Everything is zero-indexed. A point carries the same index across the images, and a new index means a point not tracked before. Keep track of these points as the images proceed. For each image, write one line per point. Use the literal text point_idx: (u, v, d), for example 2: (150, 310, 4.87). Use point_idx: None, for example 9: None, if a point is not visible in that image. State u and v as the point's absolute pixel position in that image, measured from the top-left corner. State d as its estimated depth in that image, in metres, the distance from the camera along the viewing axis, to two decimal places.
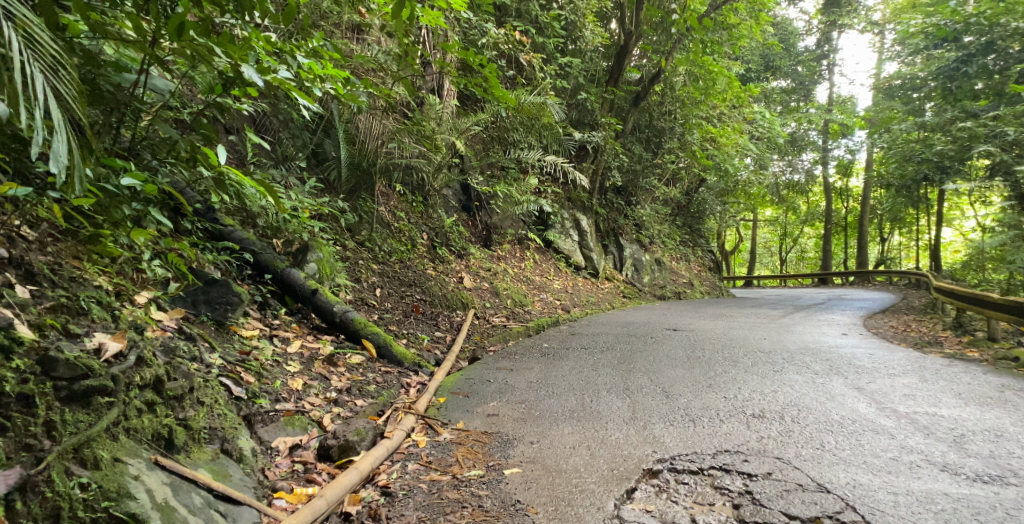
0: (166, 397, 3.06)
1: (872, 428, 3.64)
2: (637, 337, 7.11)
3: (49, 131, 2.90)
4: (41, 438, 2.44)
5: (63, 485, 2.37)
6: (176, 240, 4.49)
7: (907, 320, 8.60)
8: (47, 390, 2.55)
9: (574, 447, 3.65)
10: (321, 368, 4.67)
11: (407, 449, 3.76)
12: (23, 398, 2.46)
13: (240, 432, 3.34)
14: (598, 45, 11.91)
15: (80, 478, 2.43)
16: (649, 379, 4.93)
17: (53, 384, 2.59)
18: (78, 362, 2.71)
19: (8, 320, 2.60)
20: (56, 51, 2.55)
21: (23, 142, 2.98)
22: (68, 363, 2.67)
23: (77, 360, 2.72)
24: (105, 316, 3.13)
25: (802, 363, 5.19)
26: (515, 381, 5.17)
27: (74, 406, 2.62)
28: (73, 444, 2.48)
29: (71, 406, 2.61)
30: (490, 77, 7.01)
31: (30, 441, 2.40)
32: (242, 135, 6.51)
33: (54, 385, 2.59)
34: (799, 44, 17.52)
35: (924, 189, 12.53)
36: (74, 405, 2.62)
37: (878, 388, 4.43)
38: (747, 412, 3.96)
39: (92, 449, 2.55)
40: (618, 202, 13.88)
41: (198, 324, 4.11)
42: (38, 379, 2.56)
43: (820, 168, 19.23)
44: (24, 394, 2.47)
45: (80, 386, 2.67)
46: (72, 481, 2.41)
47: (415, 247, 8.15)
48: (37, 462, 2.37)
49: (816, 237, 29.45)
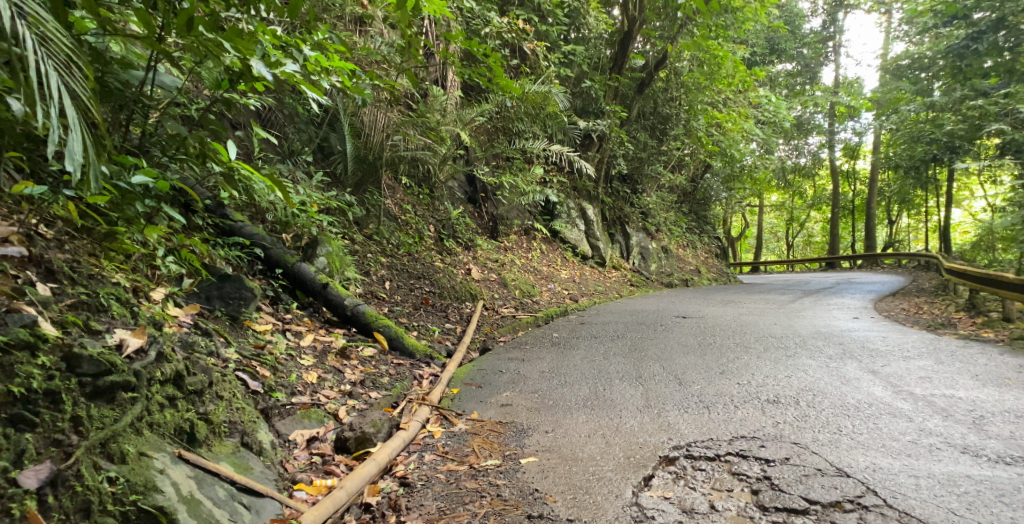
0: (186, 392, 3.08)
1: (889, 412, 3.63)
2: (647, 325, 7.11)
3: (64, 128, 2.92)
4: (69, 433, 2.46)
5: (92, 479, 2.40)
6: (188, 236, 4.51)
7: (918, 302, 8.57)
8: (73, 386, 2.57)
9: (589, 435, 3.66)
10: (334, 361, 4.69)
11: (422, 440, 3.79)
12: (50, 394, 2.48)
13: (259, 425, 3.36)
14: (601, 32, 11.84)
15: (108, 472, 2.46)
16: (661, 367, 4.93)
17: (78, 380, 2.60)
18: (101, 358, 2.72)
19: (33, 316, 2.62)
20: (70, 47, 2.55)
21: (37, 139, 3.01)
22: (92, 359, 2.68)
23: (101, 356, 2.73)
24: (124, 313, 3.16)
25: (815, 348, 5.19)
26: (527, 371, 5.18)
27: (99, 402, 2.64)
28: (100, 439, 2.51)
29: (96, 401, 2.63)
30: (494, 67, 7.01)
31: (58, 436, 2.43)
32: (249, 130, 6.52)
33: (79, 381, 2.61)
34: (804, 26, 17.37)
35: (933, 170, 12.45)
36: (99, 401, 2.64)
37: (894, 371, 4.42)
38: (762, 398, 3.96)
39: (119, 444, 2.57)
40: (624, 190, 13.83)
41: (213, 319, 4.14)
42: (64, 375, 2.57)
43: (828, 151, 19.13)
44: (51, 390, 2.49)
45: (105, 382, 2.68)
46: (100, 475, 2.44)
47: (422, 239, 8.15)
48: (66, 456, 2.40)
49: (823, 222, 29.38)
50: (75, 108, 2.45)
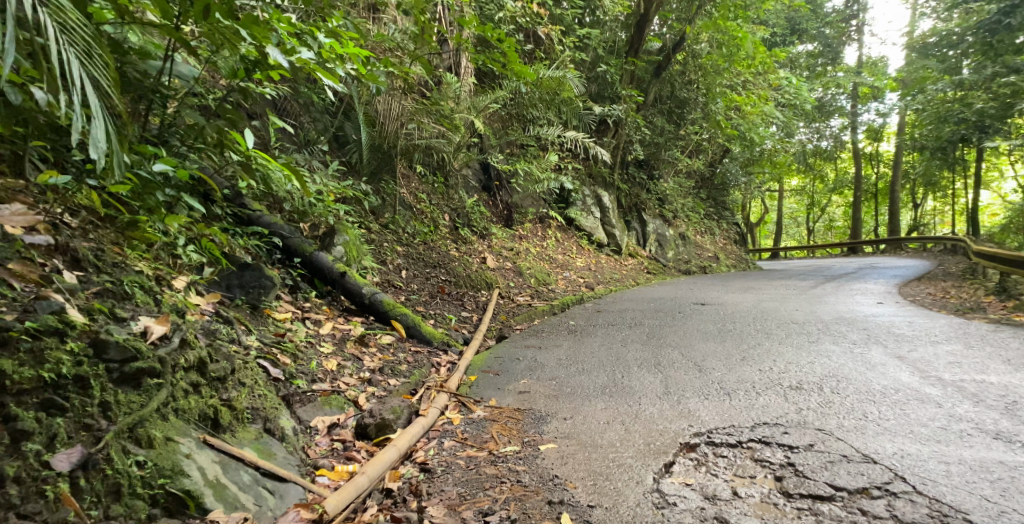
0: (210, 378, 3.10)
1: (916, 397, 3.58)
2: (665, 312, 7.07)
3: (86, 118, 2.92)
4: (98, 418, 2.49)
5: (121, 463, 2.44)
6: (208, 225, 4.54)
7: (945, 286, 8.43)
8: (100, 372, 2.59)
9: (608, 422, 3.64)
10: (353, 349, 4.71)
11: (441, 427, 3.80)
12: (79, 380, 2.51)
13: (281, 412, 3.39)
14: (618, 14, 11.72)
15: (136, 457, 2.50)
16: (680, 354, 4.90)
17: (105, 366, 2.63)
18: (127, 344, 2.75)
19: (60, 303, 2.66)
20: (90, 37, 2.54)
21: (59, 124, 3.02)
22: (118, 345, 2.71)
23: (126, 342, 2.76)
24: (148, 301, 3.18)
25: (839, 334, 5.12)
26: (544, 359, 5.17)
27: (126, 388, 2.67)
28: (128, 424, 2.55)
29: (123, 387, 2.65)
30: (509, 52, 6.96)
31: (88, 421, 2.45)
32: (265, 120, 6.54)
33: (106, 366, 2.63)
34: (826, 5, 17.08)
35: (960, 151, 12.21)
36: (126, 387, 2.67)
37: (921, 356, 4.34)
38: (784, 384, 3.92)
39: (146, 429, 2.61)
40: (640, 176, 13.74)
41: (234, 308, 4.18)
42: (92, 361, 2.60)
43: (850, 133, 18.82)
44: (81, 376, 2.52)
45: (131, 368, 2.71)
46: (129, 459, 2.48)
47: (437, 228, 8.16)
48: (96, 441, 2.43)
49: (844, 206, 28.99)
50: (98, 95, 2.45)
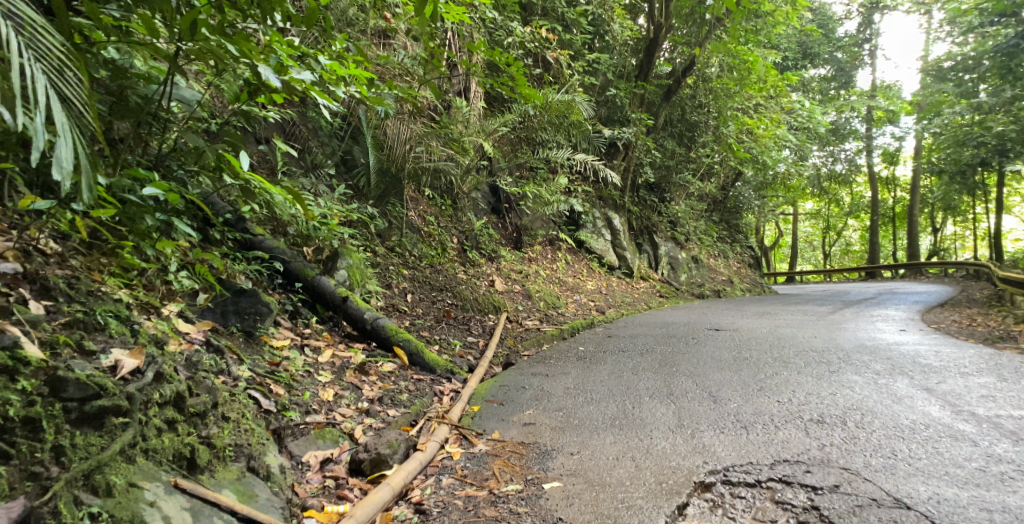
0: (187, 414, 2.94)
1: (949, 435, 3.33)
2: (677, 338, 6.84)
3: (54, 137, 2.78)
4: (49, 466, 2.32)
5: (70, 516, 2.24)
6: (204, 250, 4.43)
7: (971, 313, 8.14)
8: (56, 413, 2.43)
9: (617, 458, 3.42)
10: (352, 377, 4.53)
11: (440, 462, 3.60)
12: (29, 423, 2.34)
13: (268, 448, 3.21)
14: (627, 39, 11.72)
15: (90, 507, 2.30)
16: (694, 383, 4.67)
17: (62, 406, 2.46)
18: (89, 381, 2.58)
19: (15, 338, 2.49)
20: (64, 53, 2.42)
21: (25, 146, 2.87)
22: (78, 382, 2.53)
23: (89, 379, 2.59)
24: (124, 331, 3.03)
25: (861, 363, 4.86)
26: (551, 387, 4.96)
27: (86, 428, 2.50)
28: (83, 471, 2.36)
29: (82, 429, 2.48)
30: (516, 76, 6.89)
31: (36, 468, 2.29)
32: (271, 144, 6.47)
33: (64, 407, 2.46)
34: (838, 30, 17.08)
35: (980, 175, 11.99)
36: (86, 428, 2.49)
37: (951, 389, 4.09)
38: (805, 417, 3.69)
39: (104, 475, 2.42)
40: (651, 199, 13.60)
41: (228, 336, 4.02)
42: (46, 401, 2.43)
43: (865, 156, 18.60)
44: (30, 418, 2.35)
45: (92, 407, 2.53)
46: (81, 511, 2.28)
47: (445, 251, 8.02)
48: (43, 492, 2.25)
49: (861, 229, 28.62)
50: (65, 113, 2.28)
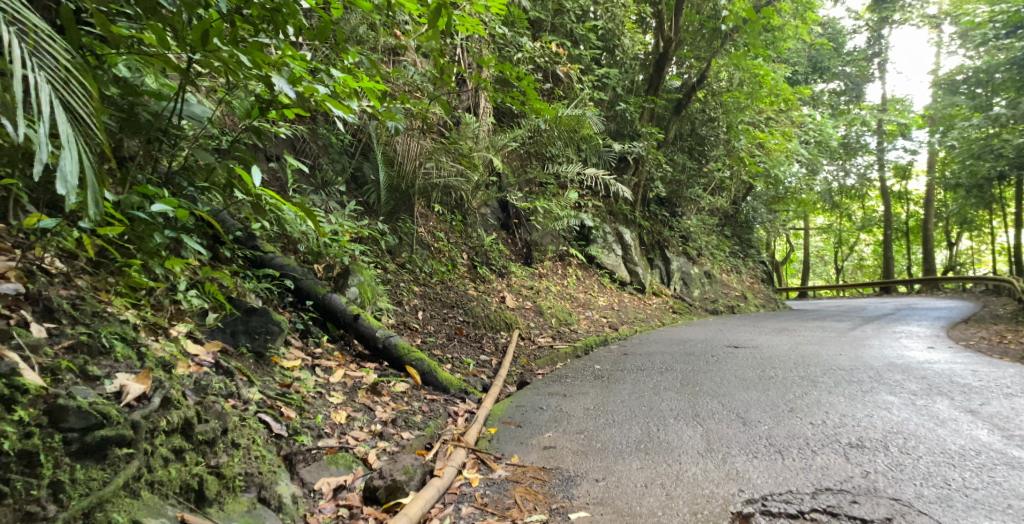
0: (196, 442, 2.79)
1: (1004, 462, 3.16)
2: (695, 355, 6.64)
3: (56, 149, 2.67)
4: (45, 504, 2.17)
5: None
6: (214, 268, 4.30)
7: (998, 330, 7.92)
8: (55, 445, 2.29)
9: (646, 485, 3.25)
10: (365, 398, 4.37)
11: (459, 489, 3.43)
12: (25, 456, 2.20)
13: (280, 476, 3.05)
14: (636, 53, 11.69)
15: None
16: (719, 404, 4.49)
17: (62, 437, 2.32)
18: (91, 409, 2.43)
19: (13, 365, 2.35)
20: (70, 64, 2.32)
21: (27, 159, 2.75)
22: (80, 411, 2.40)
23: (92, 407, 2.45)
24: (130, 355, 2.90)
25: (895, 383, 4.68)
26: (570, 408, 4.78)
27: (88, 461, 2.35)
28: (83, 508, 2.22)
29: (83, 461, 2.34)
30: (527, 90, 6.72)
31: (32, 508, 2.14)
32: (281, 162, 6.40)
33: (64, 438, 2.32)
34: (847, 44, 17.01)
35: (997, 188, 11.82)
36: (87, 461, 2.35)
37: (996, 411, 3.93)
38: (843, 441, 3.51)
39: (105, 513, 2.27)
40: (662, 214, 13.45)
41: (237, 357, 3.89)
42: (45, 432, 2.28)
43: (876, 170, 18.43)
44: (27, 451, 2.21)
45: (94, 438, 2.39)
46: None
47: (455, 268, 7.89)
48: None
49: (873, 243, 28.36)
50: (68, 122, 2.16)
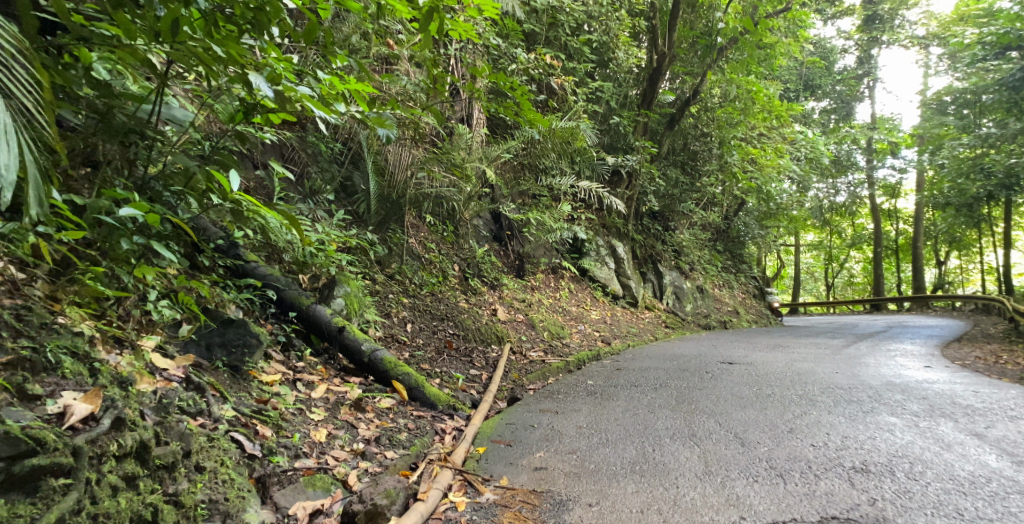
0: (152, 467, 2.59)
1: (1018, 491, 3.01)
2: (690, 371, 6.47)
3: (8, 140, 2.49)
4: None
5: None
6: (190, 277, 4.11)
7: (993, 350, 7.80)
8: None
9: (642, 511, 3.06)
10: (348, 415, 4.17)
11: (443, 514, 3.23)
12: None
13: (249, 502, 2.84)
14: (631, 66, 11.59)
15: None
16: (717, 423, 4.31)
17: None
18: (22, 436, 2.23)
19: None
20: (14, 44, 2.15)
21: None
22: (8, 437, 2.20)
23: (23, 433, 2.25)
24: (79, 371, 2.71)
25: (896, 403, 4.53)
26: (563, 426, 4.59)
27: (15, 495, 2.14)
28: None
29: (9, 494, 2.13)
30: (521, 100, 6.50)
31: None
32: (268, 170, 6.23)
33: None
34: (838, 63, 17.07)
35: (985, 208, 11.82)
36: (14, 494, 2.14)
37: (1003, 435, 3.77)
38: (847, 465, 3.34)
39: None
40: (655, 227, 13.28)
41: (212, 371, 3.69)
42: None
43: (867, 188, 18.44)
44: None
45: (23, 468, 2.18)
46: None
47: (446, 279, 7.70)
48: None
49: (863, 261, 28.46)
50: None
